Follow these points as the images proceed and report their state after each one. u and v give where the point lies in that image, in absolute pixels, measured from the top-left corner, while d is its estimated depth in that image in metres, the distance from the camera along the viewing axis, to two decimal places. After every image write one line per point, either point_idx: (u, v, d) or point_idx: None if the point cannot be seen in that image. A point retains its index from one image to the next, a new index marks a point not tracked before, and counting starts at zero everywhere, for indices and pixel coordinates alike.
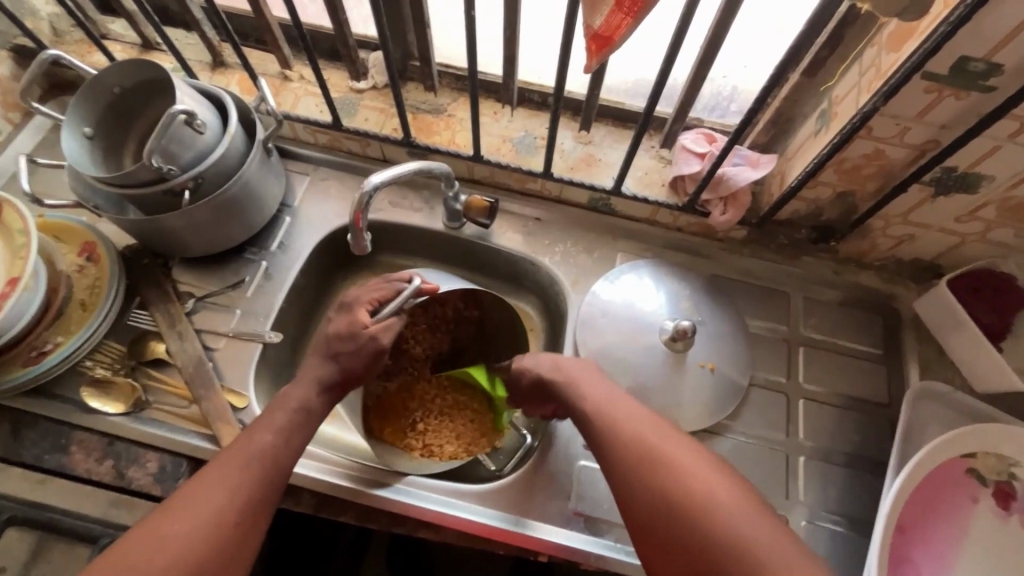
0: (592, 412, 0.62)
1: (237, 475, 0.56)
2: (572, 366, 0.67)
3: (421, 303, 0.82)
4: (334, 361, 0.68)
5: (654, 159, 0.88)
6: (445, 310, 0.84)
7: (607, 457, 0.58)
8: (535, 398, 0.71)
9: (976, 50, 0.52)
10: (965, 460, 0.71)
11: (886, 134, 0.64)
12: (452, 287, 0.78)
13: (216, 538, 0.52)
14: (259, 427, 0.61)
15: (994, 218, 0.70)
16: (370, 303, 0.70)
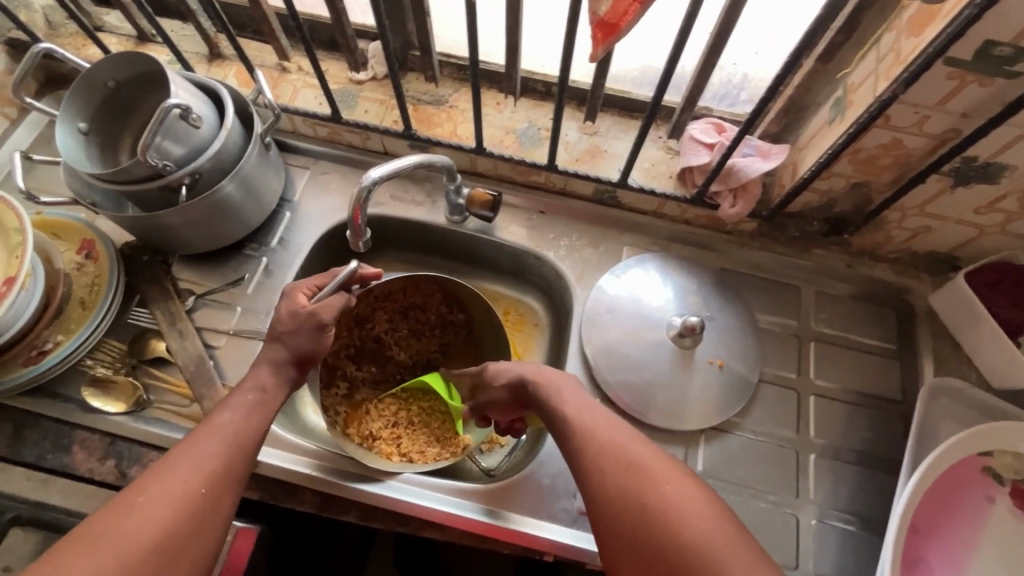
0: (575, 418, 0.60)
1: (208, 447, 0.57)
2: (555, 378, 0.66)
3: (401, 306, 0.87)
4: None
5: (662, 150, 0.86)
6: (428, 314, 0.88)
7: (582, 465, 0.56)
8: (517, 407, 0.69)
9: (1002, 35, 0.50)
10: (980, 459, 0.69)
11: (903, 123, 0.61)
12: (427, 283, 0.82)
13: (184, 507, 0.53)
14: (220, 407, 0.62)
15: (1015, 209, 0.68)
16: (308, 289, 0.70)
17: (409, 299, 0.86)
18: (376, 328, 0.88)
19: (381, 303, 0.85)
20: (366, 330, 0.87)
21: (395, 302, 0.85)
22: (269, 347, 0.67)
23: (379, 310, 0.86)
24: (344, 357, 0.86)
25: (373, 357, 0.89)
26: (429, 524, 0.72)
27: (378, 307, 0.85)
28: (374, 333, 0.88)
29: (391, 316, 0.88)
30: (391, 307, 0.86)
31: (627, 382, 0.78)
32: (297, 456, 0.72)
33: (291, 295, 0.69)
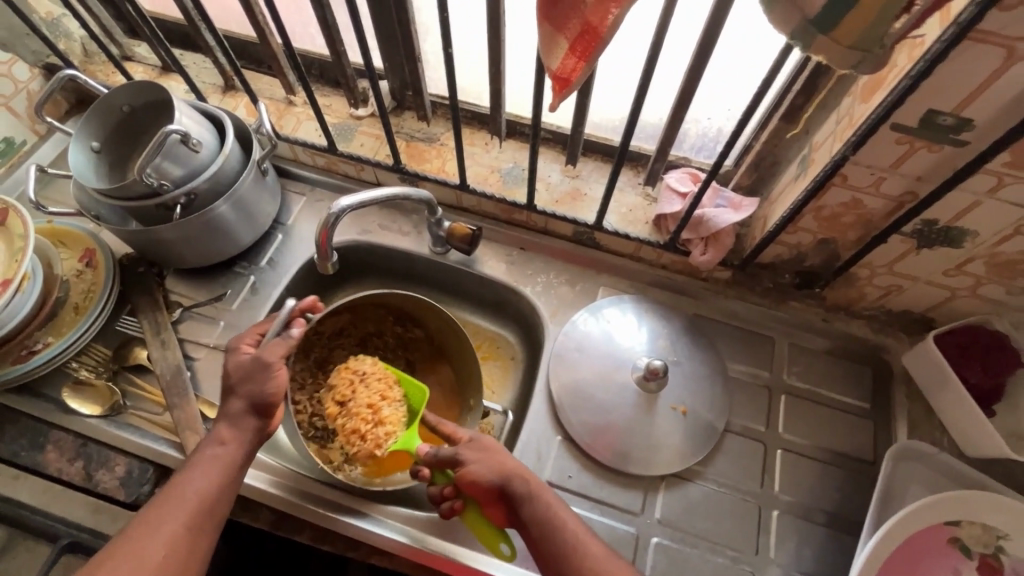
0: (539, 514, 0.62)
1: (180, 510, 0.59)
2: (519, 476, 0.64)
3: (358, 339, 0.89)
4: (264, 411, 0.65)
5: (640, 197, 0.88)
6: (387, 338, 0.90)
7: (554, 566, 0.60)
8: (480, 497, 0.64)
9: (943, 105, 0.51)
10: (948, 528, 0.67)
11: (861, 183, 0.62)
12: (372, 307, 0.87)
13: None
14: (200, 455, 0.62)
15: (982, 273, 0.68)
16: (251, 338, 0.69)
17: (364, 329, 0.89)
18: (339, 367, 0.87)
19: (336, 341, 0.88)
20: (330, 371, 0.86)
21: (351, 336, 0.88)
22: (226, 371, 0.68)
23: (336, 349, 0.87)
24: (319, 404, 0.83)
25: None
26: (378, 550, 0.73)
27: (334, 346, 0.87)
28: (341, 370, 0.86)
29: (351, 350, 0.88)
30: (348, 342, 0.88)
31: (591, 423, 0.78)
32: (256, 473, 0.72)
33: (235, 353, 0.68)
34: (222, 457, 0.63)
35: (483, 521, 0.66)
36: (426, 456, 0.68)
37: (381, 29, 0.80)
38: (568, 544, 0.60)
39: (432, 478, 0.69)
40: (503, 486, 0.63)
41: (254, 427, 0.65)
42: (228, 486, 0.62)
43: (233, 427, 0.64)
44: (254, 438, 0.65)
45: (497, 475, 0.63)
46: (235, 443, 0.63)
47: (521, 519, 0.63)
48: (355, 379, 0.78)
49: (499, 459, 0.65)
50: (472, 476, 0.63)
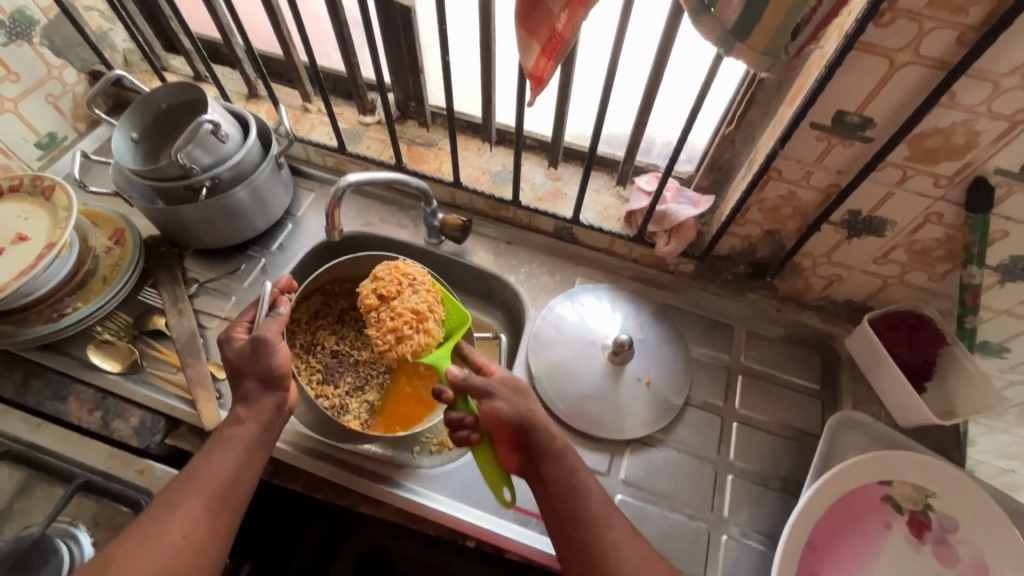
0: (558, 456, 0.70)
1: (201, 489, 0.63)
2: (542, 423, 0.72)
3: (335, 314, 0.99)
4: (279, 384, 0.72)
5: (614, 197, 0.99)
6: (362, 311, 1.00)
7: (564, 505, 0.68)
8: (501, 433, 0.72)
9: (849, 105, 0.62)
10: (881, 487, 0.74)
11: (794, 177, 0.73)
12: (339, 283, 0.98)
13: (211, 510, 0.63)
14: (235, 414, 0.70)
15: (906, 261, 0.78)
16: (242, 325, 0.76)
17: (338, 306, 1.00)
18: (327, 346, 0.97)
19: (317, 323, 0.98)
20: (319, 351, 0.96)
21: (328, 315, 0.99)
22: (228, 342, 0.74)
23: (319, 330, 0.98)
24: (319, 384, 0.93)
25: (341, 367, 0.95)
26: (364, 500, 0.81)
27: (315, 327, 0.98)
28: (329, 348, 0.97)
29: (332, 331, 0.98)
30: (329, 322, 0.99)
31: (565, 392, 0.86)
32: None
33: (231, 341, 0.73)
34: (243, 433, 0.68)
35: (491, 460, 0.74)
36: (455, 381, 0.73)
37: (390, 46, 0.92)
38: (578, 491, 0.68)
39: (453, 403, 0.76)
40: (525, 427, 0.71)
41: (278, 390, 0.72)
42: (244, 459, 0.67)
43: (255, 395, 0.71)
44: (273, 413, 0.71)
45: (518, 415, 0.71)
46: (258, 413, 0.70)
47: (535, 461, 0.71)
48: (405, 282, 0.83)
49: (528, 404, 0.73)
50: (496, 410, 0.71)
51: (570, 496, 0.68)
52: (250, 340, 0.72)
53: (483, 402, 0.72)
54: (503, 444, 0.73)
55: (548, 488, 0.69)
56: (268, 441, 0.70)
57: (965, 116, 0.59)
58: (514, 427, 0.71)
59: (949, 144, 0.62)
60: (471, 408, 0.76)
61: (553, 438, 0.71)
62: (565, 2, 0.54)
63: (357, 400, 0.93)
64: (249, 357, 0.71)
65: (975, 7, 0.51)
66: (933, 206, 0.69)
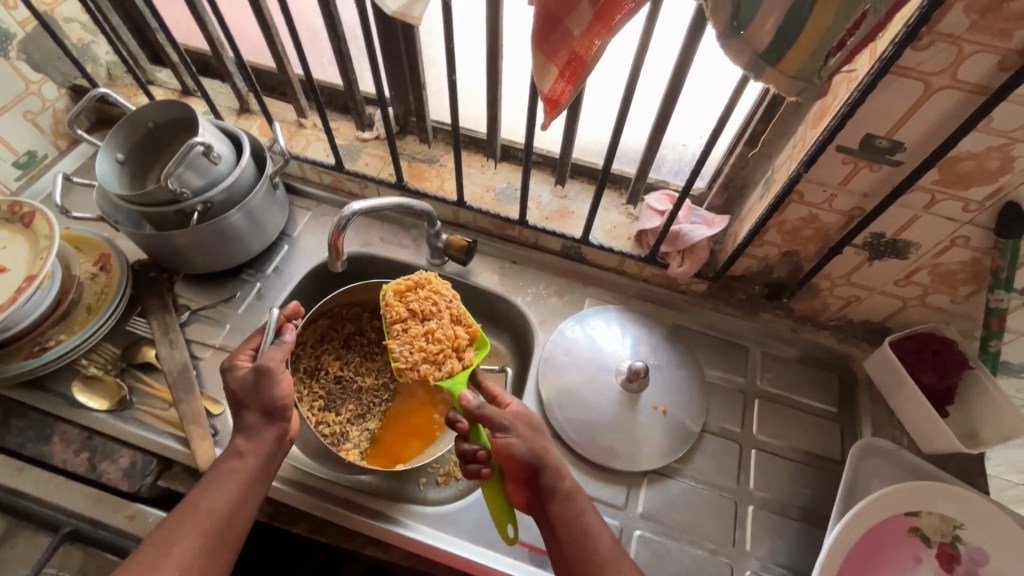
0: (568, 494, 0.68)
1: (200, 526, 0.60)
2: (554, 459, 0.69)
3: (342, 338, 0.95)
4: (281, 414, 0.68)
5: (623, 215, 0.96)
6: (368, 336, 0.96)
7: (573, 545, 0.65)
8: (511, 468, 0.69)
9: (878, 129, 0.60)
10: (909, 519, 0.72)
11: (815, 200, 0.71)
12: (345, 307, 0.94)
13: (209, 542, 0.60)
14: (236, 458, 0.66)
15: (928, 283, 0.76)
16: (246, 354, 0.71)
17: (345, 330, 0.95)
18: (331, 372, 0.93)
19: (321, 348, 0.94)
20: (323, 377, 0.92)
21: (334, 340, 0.95)
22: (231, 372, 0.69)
23: (324, 354, 0.94)
24: (320, 411, 0.89)
25: (344, 394, 0.91)
26: (370, 541, 0.78)
27: (321, 351, 0.94)
28: (332, 374, 0.93)
29: (336, 355, 0.94)
30: (334, 347, 0.94)
31: (578, 420, 0.83)
32: None
33: (234, 371, 0.69)
34: (241, 468, 0.65)
35: (498, 495, 0.70)
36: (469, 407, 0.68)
37: (390, 61, 0.88)
38: (586, 531, 0.66)
39: (467, 436, 0.70)
40: (536, 466, 0.68)
41: (278, 421, 0.68)
42: (243, 499, 0.64)
43: (253, 429, 0.67)
44: (268, 462, 0.67)
45: (530, 454, 0.68)
46: (258, 446, 0.66)
47: (543, 500, 0.68)
48: (442, 306, 0.80)
49: (540, 442, 0.69)
50: (508, 447, 0.68)
51: (579, 538, 0.65)
52: (252, 369, 0.67)
53: (498, 436, 0.68)
54: (512, 481, 0.70)
55: (556, 527, 0.66)
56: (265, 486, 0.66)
57: (1001, 141, 0.56)
58: (523, 462, 0.68)
59: (982, 169, 0.60)
60: (484, 440, 0.71)
61: (561, 476, 0.69)
62: (586, 24, 0.50)
63: (359, 428, 0.89)
64: (252, 388, 0.67)
65: (1019, 31, 0.48)
66: (961, 229, 0.67)
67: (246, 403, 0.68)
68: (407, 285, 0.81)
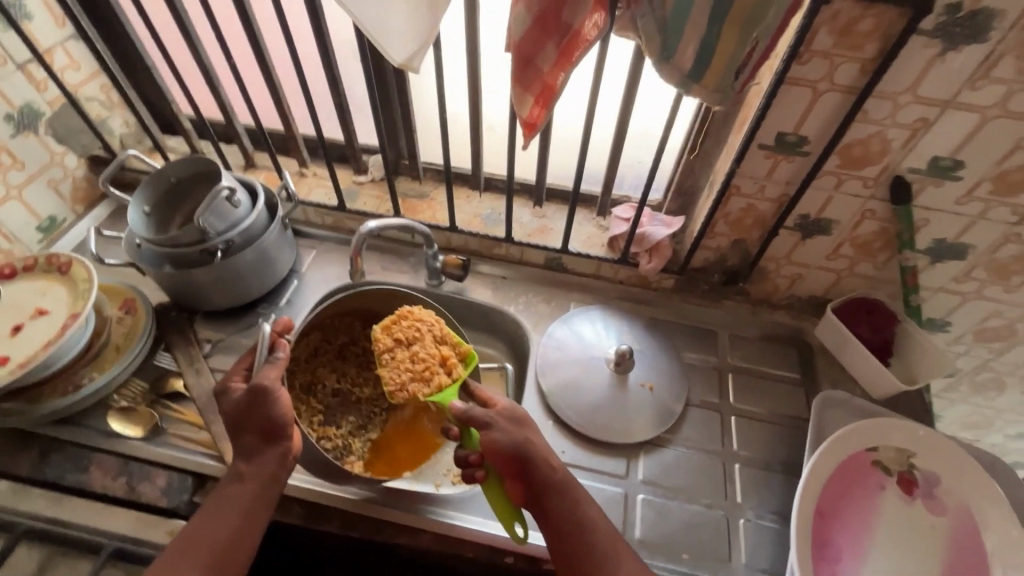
0: (561, 483, 0.75)
1: (211, 542, 0.69)
2: (541, 449, 0.76)
3: (335, 349, 0.99)
4: (281, 434, 0.74)
5: (595, 227, 1.10)
6: (361, 345, 0.99)
7: (568, 531, 0.73)
8: (506, 464, 0.75)
9: (786, 127, 0.76)
10: (869, 453, 0.82)
11: (751, 191, 0.86)
12: (336, 318, 0.98)
13: (233, 532, 0.70)
14: (246, 470, 0.74)
15: (853, 254, 0.91)
16: (240, 374, 0.79)
17: (338, 341, 0.99)
18: (328, 386, 0.96)
19: (316, 362, 0.97)
20: (319, 392, 0.95)
21: (327, 352, 0.98)
22: (223, 401, 0.76)
23: (318, 369, 0.97)
24: (321, 425, 0.92)
25: (344, 407, 0.95)
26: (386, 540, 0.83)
27: (315, 365, 0.97)
28: (329, 388, 0.96)
29: (331, 368, 0.97)
30: (327, 359, 0.98)
31: (576, 406, 0.92)
32: None
33: (231, 393, 0.76)
34: (250, 477, 0.73)
35: (500, 493, 0.77)
36: (458, 414, 0.77)
37: (384, 111, 1.02)
38: (579, 517, 0.74)
39: (462, 441, 0.80)
40: (521, 455, 0.74)
41: (279, 442, 0.75)
42: (256, 502, 0.72)
43: (259, 447, 0.74)
44: (275, 464, 0.74)
45: (513, 442, 0.75)
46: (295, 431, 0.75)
47: (538, 494, 0.75)
48: (422, 328, 0.87)
49: (525, 435, 0.76)
50: (493, 441, 0.74)
51: (574, 524, 0.73)
52: (246, 391, 0.74)
53: (482, 433, 0.75)
54: (508, 477, 0.76)
55: (553, 516, 0.74)
56: (266, 496, 0.73)
57: (877, 128, 0.73)
58: (511, 457, 0.74)
59: (869, 152, 0.76)
60: (476, 442, 0.80)
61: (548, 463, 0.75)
62: (554, 60, 0.66)
63: (361, 439, 0.92)
64: (248, 408, 0.74)
65: (868, 46, 0.66)
66: (867, 204, 0.83)
67: (246, 424, 0.74)
68: (391, 318, 0.88)
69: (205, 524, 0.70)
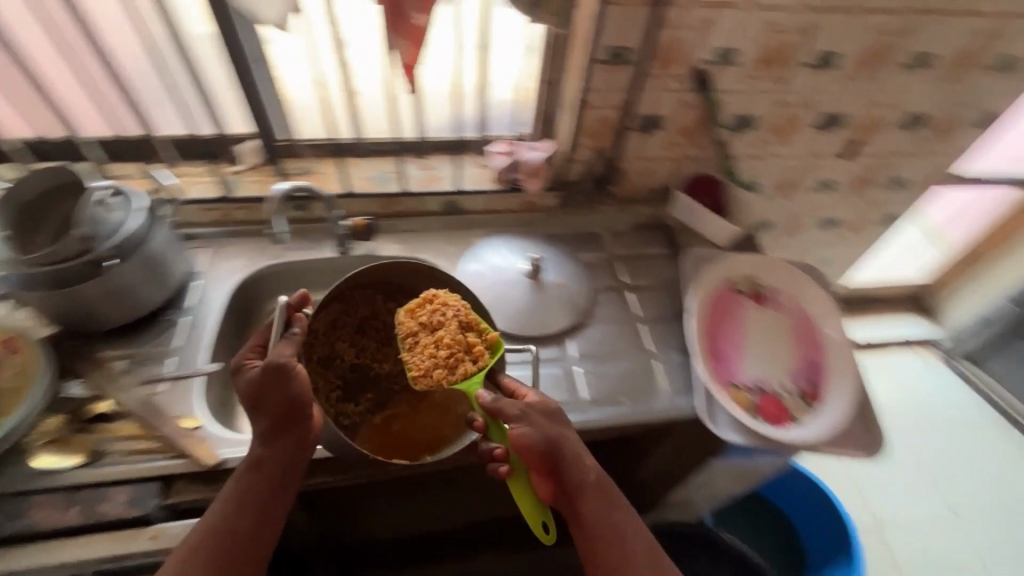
0: (592, 485, 0.79)
1: (236, 533, 0.71)
2: (574, 451, 0.79)
3: (354, 324, 0.93)
4: (297, 410, 0.74)
5: (479, 167, 1.22)
6: (379, 322, 0.95)
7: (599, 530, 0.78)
8: (537, 462, 0.77)
9: (610, 42, 0.95)
10: (727, 283, 1.07)
11: (597, 103, 1.05)
12: (356, 292, 0.92)
13: (256, 521, 0.73)
14: (260, 459, 0.75)
15: (683, 141, 1.14)
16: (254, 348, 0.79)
17: (356, 316, 0.94)
18: (347, 360, 0.92)
19: (336, 335, 0.92)
20: (339, 366, 0.91)
21: (347, 325, 0.93)
22: (237, 378, 0.75)
23: (336, 342, 0.92)
24: (340, 400, 0.89)
25: (362, 384, 0.92)
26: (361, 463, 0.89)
27: (334, 339, 0.91)
28: (347, 363, 0.92)
29: (351, 342, 0.93)
30: (347, 333, 0.93)
31: (510, 313, 1.04)
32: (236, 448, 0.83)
33: (244, 370, 0.75)
34: (267, 463, 0.74)
35: (525, 487, 0.79)
36: (483, 403, 0.77)
37: (249, 93, 1.02)
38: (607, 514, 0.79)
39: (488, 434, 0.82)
40: (555, 455, 0.77)
41: (296, 422, 0.75)
42: (274, 488, 0.74)
43: (275, 431, 0.74)
44: (293, 449, 0.75)
45: (545, 438, 0.76)
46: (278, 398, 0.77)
47: (570, 492, 0.79)
48: (448, 313, 0.84)
49: (556, 434, 0.78)
50: (524, 437, 0.75)
51: (606, 524, 0.79)
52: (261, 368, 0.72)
53: (511, 427, 0.76)
54: (538, 474, 0.79)
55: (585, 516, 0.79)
56: (285, 483, 0.75)
57: (674, 32, 0.95)
58: (545, 457, 0.77)
59: (673, 53, 0.98)
60: (504, 435, 0.81)
61: (581, 466, 0.79)
62: None
63: (381, 414, 0.91)
64: (263, 386, 0.72)
65: None
66: (683, 96, 1.05)
67: (263, 406, 0.74)
68: (416, 302, 0.86)
69: (229, 514, 0.72)
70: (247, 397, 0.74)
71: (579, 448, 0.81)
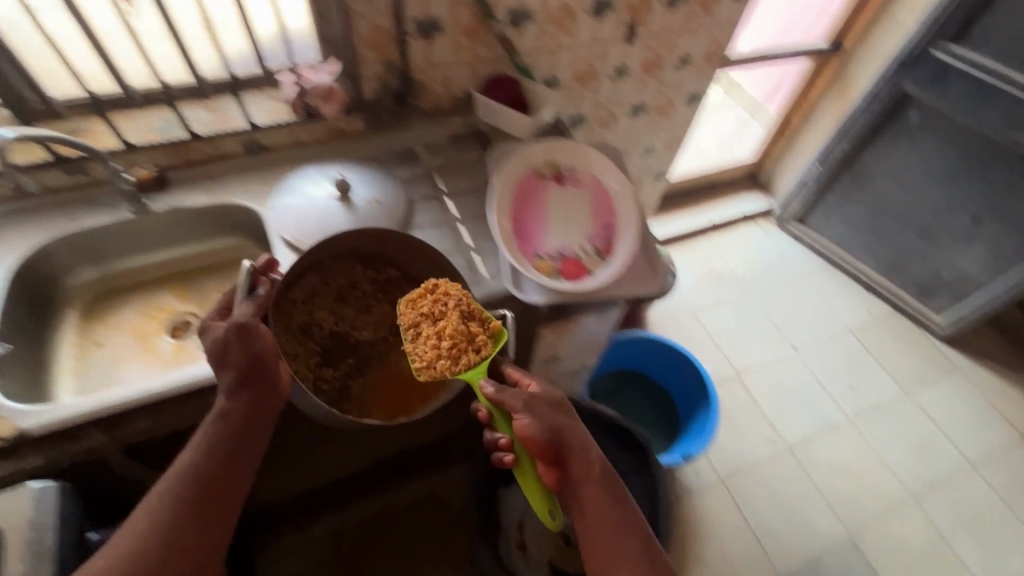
0: (599, 483, 0.82)
1: (203, 483, 0.76)
2: (580, 447, 0.82)
3: (332, 294, 0.98)
4: (256, 369, 0.79)
5: (273, 100, 1.19)
6: (360, 290, 0.99)
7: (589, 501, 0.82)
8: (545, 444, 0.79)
9: None
10: (531, 171, 1.14)
11: (365, 10, 1.05)
12: (335, 259, 0.98)
13: (222, 472, 0.77)
14: (226, 412, 0.79)
15: (468, 41, 1.18)
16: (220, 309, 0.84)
17: (336, 283, 0.98)
18: (326, 327, 0.96)
19: (313, 306, 0.95)
20: (318, 333, 0.95)
21: (326, 295, 0.97)
22: (205, 335, 0.80)
23: (316, 311, 0.96)
24: (316, 366, 0.93)
25: (340, 350, 0.96)
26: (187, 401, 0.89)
27: (313, 307, 0.95)
28: (327, 330, 0.96)
29: (329, 311, 0.96)
30: (326, 302, 0.96)
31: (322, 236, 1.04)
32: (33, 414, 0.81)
33: (210, 329, 0.80)
34: (232, 417, 0.78)
35: (532, 481, 0.83)
36: (492, 395, 0.81)
37: None
38: (610, 508, 0.82)
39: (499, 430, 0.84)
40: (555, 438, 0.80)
41: (262, 376, 0.80)
42: (241, 440, 0.79)
43: (239, 385, 0.78)
44: (260, 402, 0.80)
45: (547, 427, 0.80)
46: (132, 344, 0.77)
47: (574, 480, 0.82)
48: (449, 305, 0.87)
49: (562, 422, 0.83)
50: (528, 429, 0.78)
51: (602, 507, 0.82)
52: (228, 326, 0.78)
53: (516, 417, 0.79)
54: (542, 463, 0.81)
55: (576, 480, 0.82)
56: (253, 436, 0.80)
57: None
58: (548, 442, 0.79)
59: None
60: (507, 427, 0.84)
61: (590, 466, 0.82)
62: None
63: (359, 379, 0.95)
64: (231, 341, 0.78)
65: None
66: None
67: (226, 361, 0.78)
68: (416, 292, 0.89)
69: (196, 462, 0.76)
70: (209, 350, 0.78)
71: (585, 441, 0.83)
